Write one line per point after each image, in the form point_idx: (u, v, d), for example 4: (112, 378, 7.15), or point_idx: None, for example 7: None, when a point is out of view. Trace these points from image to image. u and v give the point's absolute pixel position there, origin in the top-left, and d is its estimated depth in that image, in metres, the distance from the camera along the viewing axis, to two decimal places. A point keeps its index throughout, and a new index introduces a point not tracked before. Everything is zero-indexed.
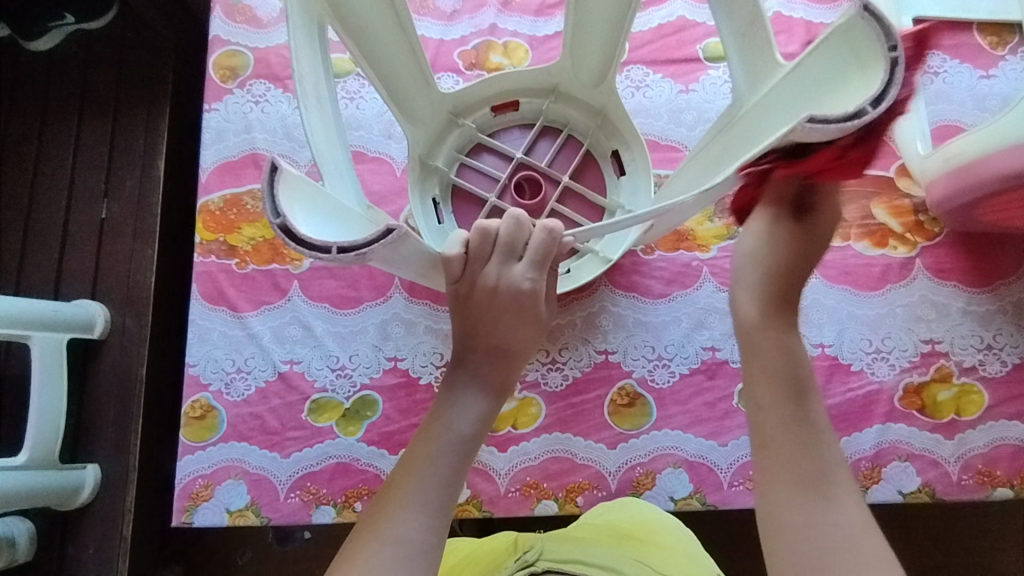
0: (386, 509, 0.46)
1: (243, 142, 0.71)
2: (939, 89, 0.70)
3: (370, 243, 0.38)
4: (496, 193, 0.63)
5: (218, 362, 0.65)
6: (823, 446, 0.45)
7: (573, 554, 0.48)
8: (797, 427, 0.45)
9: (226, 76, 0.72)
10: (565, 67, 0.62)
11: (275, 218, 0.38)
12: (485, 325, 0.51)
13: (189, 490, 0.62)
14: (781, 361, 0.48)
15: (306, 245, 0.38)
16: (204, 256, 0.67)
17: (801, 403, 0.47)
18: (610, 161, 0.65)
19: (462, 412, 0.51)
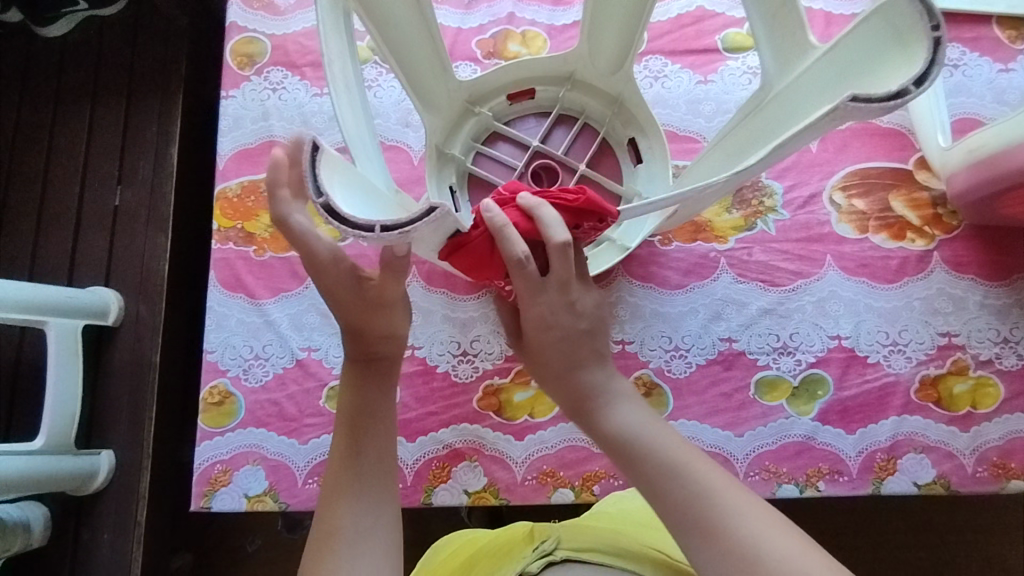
0: (329, 508, 0.47)
1: (260, 130, 0.71)
2: (958, 82, 0.69)
3: (414, 222, 0.38)
4: (512, 181, 0.63)
5: (236, 348, 0.65)
6: (692, 464, 0.44)
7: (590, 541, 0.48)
8: (660, 476, 0.44)
9: (243, 63, 0.72)
10: (582, 55, 0.62)
11: (317, 198, 0.37)
12: (361, 317, 0.50)
13: (208, 475, 0.62)
14: (603, 418, 0.48)
15: (349, 224, 0.37)
16: (222, 243, 0.67)
17: (644, 440, 0.46)
18: (627, 150, 0.65)
19: (352, 400, 0.51)
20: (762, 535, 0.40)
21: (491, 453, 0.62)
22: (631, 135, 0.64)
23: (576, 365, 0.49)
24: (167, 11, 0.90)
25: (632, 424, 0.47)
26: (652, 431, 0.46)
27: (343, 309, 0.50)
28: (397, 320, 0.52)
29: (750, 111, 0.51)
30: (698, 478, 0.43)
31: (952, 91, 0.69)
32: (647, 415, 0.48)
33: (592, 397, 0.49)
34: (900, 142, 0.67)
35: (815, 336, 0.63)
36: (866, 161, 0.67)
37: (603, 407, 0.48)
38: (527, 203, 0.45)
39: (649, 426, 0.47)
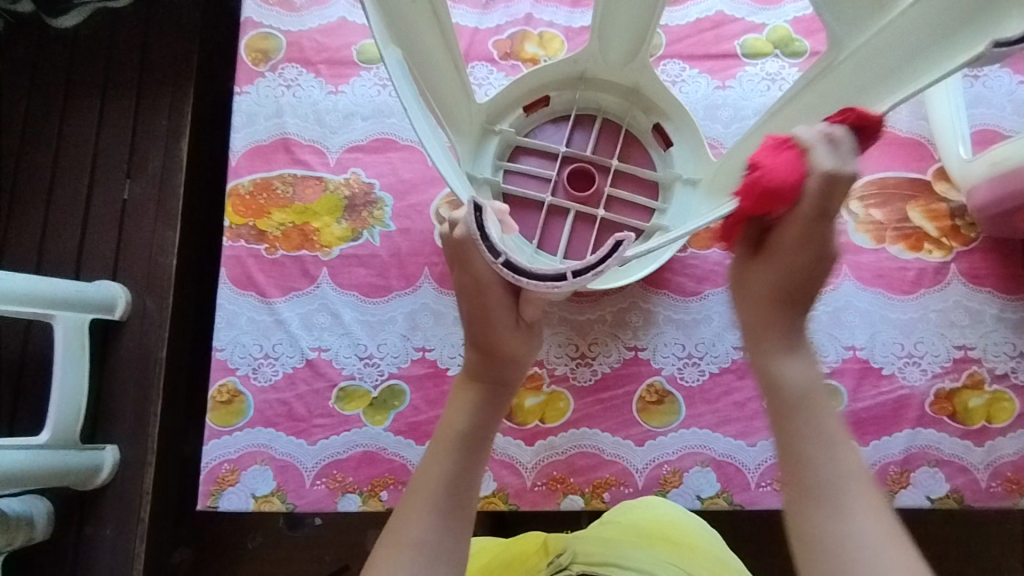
0: (402, 514, 0.45)
1: (273, 127, 0.70)
2: (979, 93, 0.69)
3: (603, 262, 0.39)
4: (550, 193, 0.63)
5: (246, 347, 0.64)
6: (842, 449, 0.41)
7: (608, 557, 0.49)
8: (820, 440, 0.41)
9: (258, 59, 0.72)
10: (594, 55, 0.61)
11: (496, 259, 0.40)
12: (482, 331, 0.49)
13: (215, 474, 0.61)
14: (794, 367, 0.44)
15: (534, 276, 0.40)
16: (233, 240, 0.67)
17: (809, 407, 0.43)
18: (653, 136, 0.64)
19: (461, 410, 0.49)
20: (878, 548, 0.38)
21: (500, 458, 0.61)
22: (658, 122, 0.64)
23: (797, 302, 0.45)
24: (180, 5, 0.89)
25: (808, 380, 0.44)
26: (818, 399, 0.43)
27: (471, 320, 0.49)
28: (518, 342, 0.50)
29: (819, 74, 0.48)
30: (842, 464, 0.41)
31: (972, 101, 0.69)
32: (820, 381, 0.44)
33: (785, 334, 0.45)
34: (919, 152, 0.67)
35: (830, 346, 0.63)
36: (884, 171, 0.66)
37: (779, 353, 0.45)
38: (807, 138, 0.41)
39: (817, 394, 0.43)
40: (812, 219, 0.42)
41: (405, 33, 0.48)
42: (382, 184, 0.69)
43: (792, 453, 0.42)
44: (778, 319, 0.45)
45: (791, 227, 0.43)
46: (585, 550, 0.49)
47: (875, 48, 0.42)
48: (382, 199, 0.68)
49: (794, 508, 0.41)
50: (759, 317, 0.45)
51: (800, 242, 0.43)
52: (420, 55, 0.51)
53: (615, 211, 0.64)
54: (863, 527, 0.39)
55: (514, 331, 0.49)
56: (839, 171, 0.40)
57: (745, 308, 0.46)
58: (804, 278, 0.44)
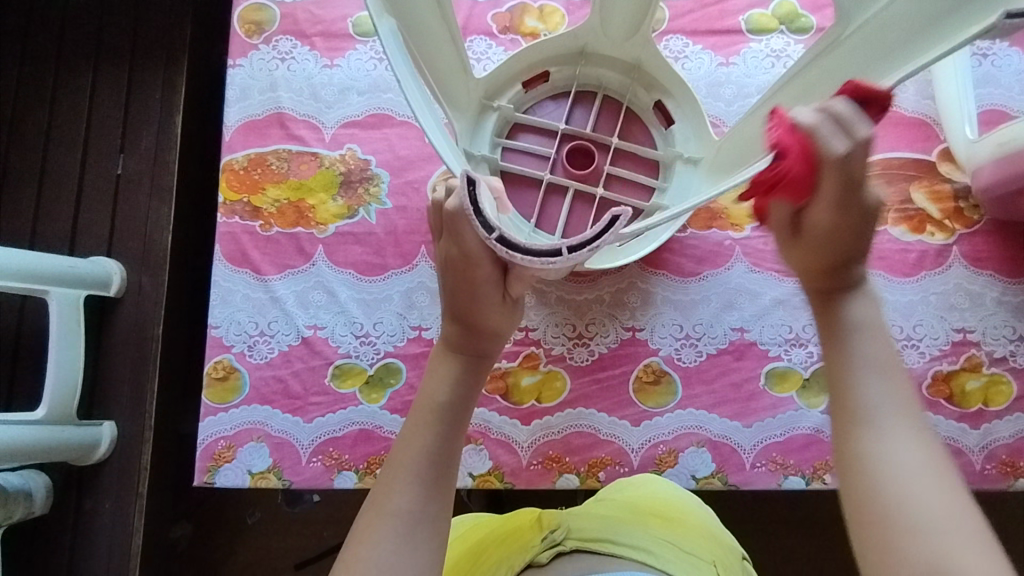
0: (385, 484, 0.44)
1: (268, 101, 0.69)
2: (987, 73, 0.67)
3: (597, 238, 0.38)
4: (549, 171, 0.62)
5: (241, 324, 0.64)
6: (890, 380, 0.38)
7: (603, 533, 0.49)
8: (869, 368, 0.39)
9: (251, 31, 0.71)
10: (594, 30, 0.60)
11: (490, 234, 0.40)
12: (464, 303, 0.49)
13: (211, 450, 0.62)
14: (857, 312, 0.41)
15: (528, 252, 0.39)
16: (228, 216, 0.66)
17: (865, 335, 0.40)
18: (654, 113, 0.64)
19: (440, 381, 0.49)
20: (926, 480, 0.35)
21: (496, 436, 0.61)
22: (659, 98, 0.63)
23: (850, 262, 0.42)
24: None
25: (866, 318, 0.41)
26: (878, 334, 0.40)
27: (454, 293, 0.49)
28: (499, 315, 0.50)
29: (825, 48, 0.47)
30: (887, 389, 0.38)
31: (980, 81, 0.67)
32: (882, 325, 0.41)
33: (841, 283, 0.42)
34: (924, 133, 0.66)
35: None
36: (888, 151, 0.65)
37: (841, 300, 0.42)
38: (810, 118, 0.37)
39: (879, 332, 0.40)
40: (845, 189, 0.38)
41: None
42: (378, 160, 0.68)
43: (836, 372, 0.40)
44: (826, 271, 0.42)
45: (821, 212, 0.40)
46: (581, 527, 0.50)
47: (882, 24, 0.41)
48: (378, 175, 0.67)
49: (840, 433, 0.38)
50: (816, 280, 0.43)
51: (839, 214, 0.40)
52: (415, 23, 0.49)
53: (615, 190, 0.63)
54: (908, 459, 0.36)
55: (497, 304, 0.49)
56: (852, 149, 0.37)
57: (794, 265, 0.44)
58: (848, 246, 0.41)
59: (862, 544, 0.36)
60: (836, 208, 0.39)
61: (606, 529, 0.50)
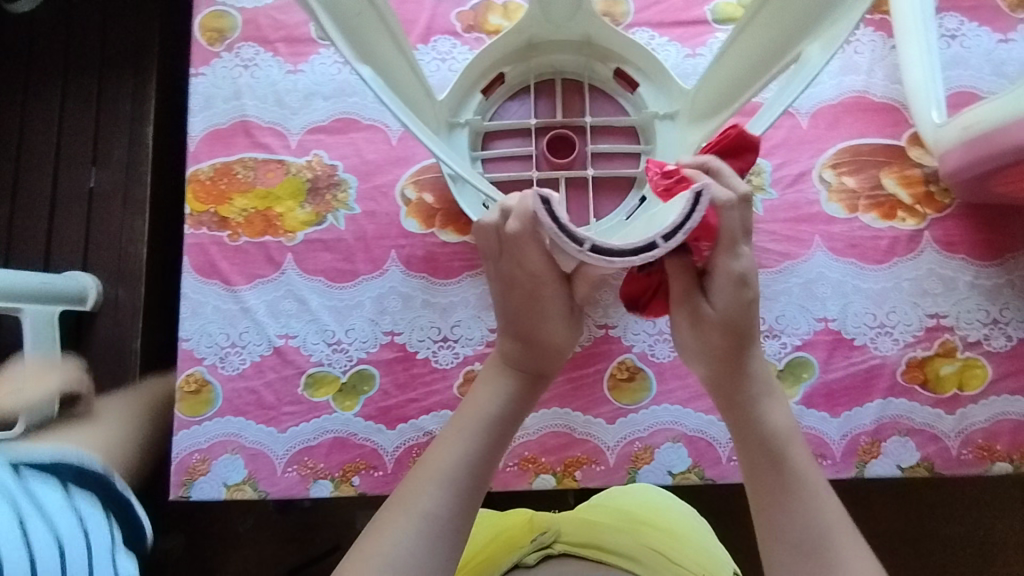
0: (411, 488, 0.46)
1: (232, 110, 0.68)
2: (956, 54, 0.67)
3: (686, 218, 0.39)
4: (536, 167, 0.62)
5: (212, 336, 0.64)
6: (814, 493, 0.45)
7: (592, 539, 0.56)
8: (787, 485, 0.45)
9: (213, 38, 0.70)
10: (537, 19, 0.59)
11: (581, 247, 0.40)
12: (526, 321, 0.50)
13: (186, 464, 0.61)
14: (773, 420, 0.48)
15: (627, 253, 0.39)
16: (195, 228, 0.66)
17: (789, 451, 0.47)
18: (618, 82, 0.63)
19: (491, 394, 0.50)
20: None
21: None
22: (619, 67, 0.63)
23: (747, 349, 0.48)
24: None
25: (781, 427, 0.48)
26: (795, 444, 0.47)
27: (515, 311, 0.50)
28: (560, 332, 0.51)
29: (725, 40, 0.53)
30: (816, 511, 0.44)
31: (949, 63, 0.67)
32: (793, 425, 0.48)
33: (748, 393, 0.48)
34: (893, 118, 0.65)
35: (801, 317, 0.62)
36: (858, 138, 0.65)
37: (756, 408, 0.48)
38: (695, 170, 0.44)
39: (794, 439, 0.47)
40: (729, 258, 0.46)
41: (357, 16, 0.47)
42: (345, 166, 0.67)
43: (764, 499, 0.46)
44: (732, 378, 0.49)
45: (716, 299, 0.47)
46: (573, 532, 0.57)
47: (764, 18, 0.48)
48: (345, 181, 0.66)
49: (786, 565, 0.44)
50: (719, 376, 0.49)
51: (735, 301, 0.47)
52: (372, 54, 0.48)
53: (604, 166, 0.63)
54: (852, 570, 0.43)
55: (558, 325, 0.50)
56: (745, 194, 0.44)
57: (706, 365, 0.49)
58: (742, 331, 0.47)
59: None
60: (738, 290, 0.46)
61: (596, 536, 0.57)
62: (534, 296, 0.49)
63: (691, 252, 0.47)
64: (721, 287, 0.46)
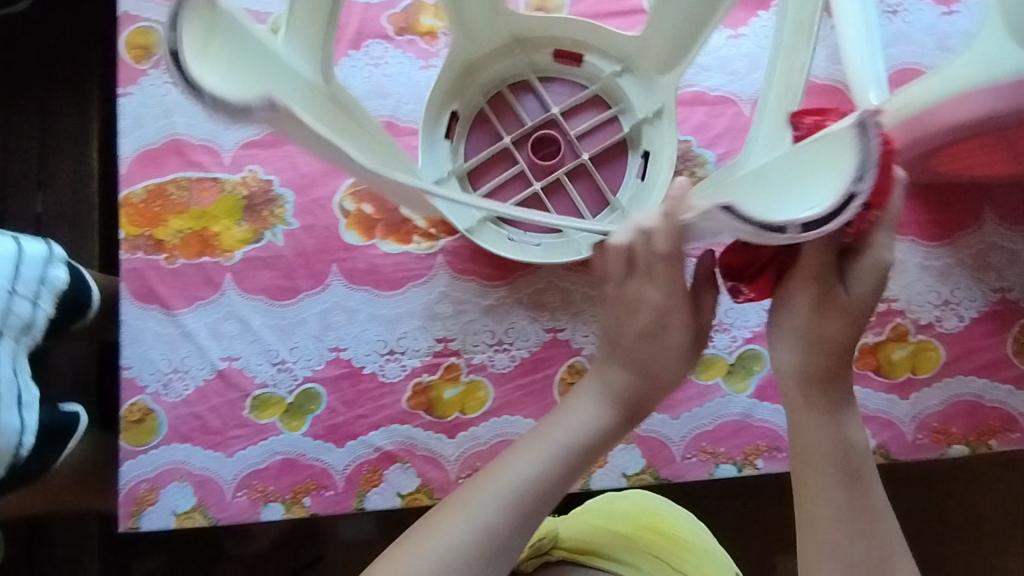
0: (474, 490, 0.49)
1: (162, 128, 0.66)
2: (898, 30, 0.66)
3: (868, 149, 0.32)
4: (537, 176, 0.61)
5: (154, 363, 0.62)
6: (879, 524, 0.47)
7: (590, 545, 0.62)
8: (857, 510, 0.47)
9: (140, 56, 0.68)
10: (461, 43, 0.58)
11: (784, 233, 0.33)
12: (639, 347, 0.50)
13: (133, 495, 0.60)
14: (854, 445, 0.48)
15: (833, 215, 0.33)
16: (130, 253, 0.64)
17: (867, 480, 0.48)
18: (563, 62, 0.62)
19: (581, 416, 0.51)
20: None
21: (423, 453, 0.60)
22: (555, 48, 0.61)
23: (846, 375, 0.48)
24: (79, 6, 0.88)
25: (862, 456, 0.48)
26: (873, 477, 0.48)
27: (620, 323, 0.51)
28: (673, 365, 0.50)
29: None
30: (878, 540, 0.47)
31: (891, 40, 0.65)
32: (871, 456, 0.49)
33: (839, 416, 0.48)
34: (836, 100, 0.64)
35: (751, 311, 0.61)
36: None
37: (845, 431, 0.48)
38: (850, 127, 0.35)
39: (872, 470, 0.49)
40: (883, 241, 0.43)
41: (332, 112, 0.45)
42: (281, 180, 0.65)
43: (828, 514, 0.47)
44: (831, 397, 0.48)
45: (856, 287, 0.45)
46: (571, 540, 0.63)
47: None
48: (282, 196, 0.65)
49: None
50: (807, 383, 0.48)
51: (860, 292, 0.45)
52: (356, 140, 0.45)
53: (594, 141, 0.62)
54: None
55: (667, 355, 0.50)
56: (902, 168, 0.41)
57: (802, 358, 0.48)
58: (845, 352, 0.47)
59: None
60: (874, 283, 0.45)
61: (595, 543, 0.63)
62: (654, 323, 0.49)
63: (841, 231, 0.42)
64: (862, 273, 0.44)
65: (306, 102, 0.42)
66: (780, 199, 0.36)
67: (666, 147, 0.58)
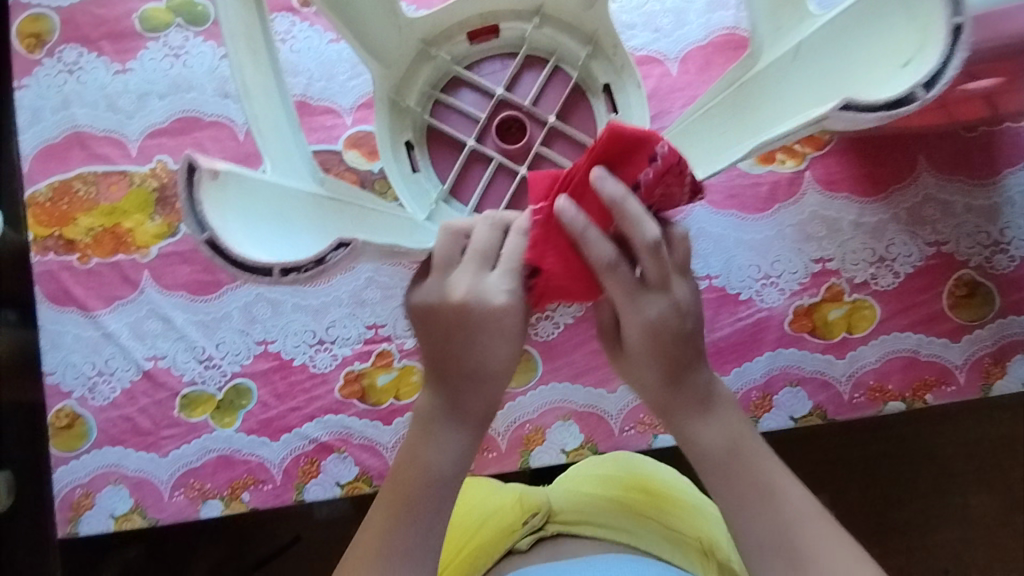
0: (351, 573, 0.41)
1: (63, 121, 0.63)
2: None
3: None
4: (520, 161, 0.57)
5: (78, 367, 0.61)
6: (775, 489, 0.42)
7: (583, 514, 0.52)
8: (746, 487, 0.42)
9: (32, 45, 0.63)
10: (381, 73, 0.54)
11: (926, 92, 0.37)
12: (459, 345, 0.43)
13: (70, 500, 0.59)
14: (716, 432, 0.44)
15: (950, 54, 0.37)
16: (42, 255, 0.61)
17: (742, 454, 0.43)
18: (480, 40, 0.58)
19: (439, 450, 0.43)
20: None
21: (359, 441, 0.60)
22: (466, 32, 0.58)
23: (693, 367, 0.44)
24: None
25: (726, 434, 0.44)
26: (746, 448, 0.43)
27: (434, 332, 0.44)
28: (502, 354, 0.43)
29: None
30: (779, 506, 0.41)
31: None
32: (740, 425, 0.45)
33: (694, 400, 0.44)
34: None
35: None
36: None
37: (693, 416, 0.44)
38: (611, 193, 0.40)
39: (741, 443, 0.44)
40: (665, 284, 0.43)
41: (341, 207, 0.45)
42: None
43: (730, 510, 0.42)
44: (683, 392, 0.44)
45: (631, 329, 0.43)
46: (561, 510, 0.53)
47: None
48: None
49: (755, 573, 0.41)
50: (664, 400, 0.45)
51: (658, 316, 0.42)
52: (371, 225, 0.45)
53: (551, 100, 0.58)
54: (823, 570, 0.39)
55: (508, 351, 0.43)
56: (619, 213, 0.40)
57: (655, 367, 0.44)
58: (689, 350, 0.44)
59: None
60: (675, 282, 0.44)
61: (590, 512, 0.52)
62: (483, 316, 0.42)
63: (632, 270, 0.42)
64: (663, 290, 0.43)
65: (323, 209, 0.44)
66: (863, 78, 0.41)
67: (623, 69, 0.55)
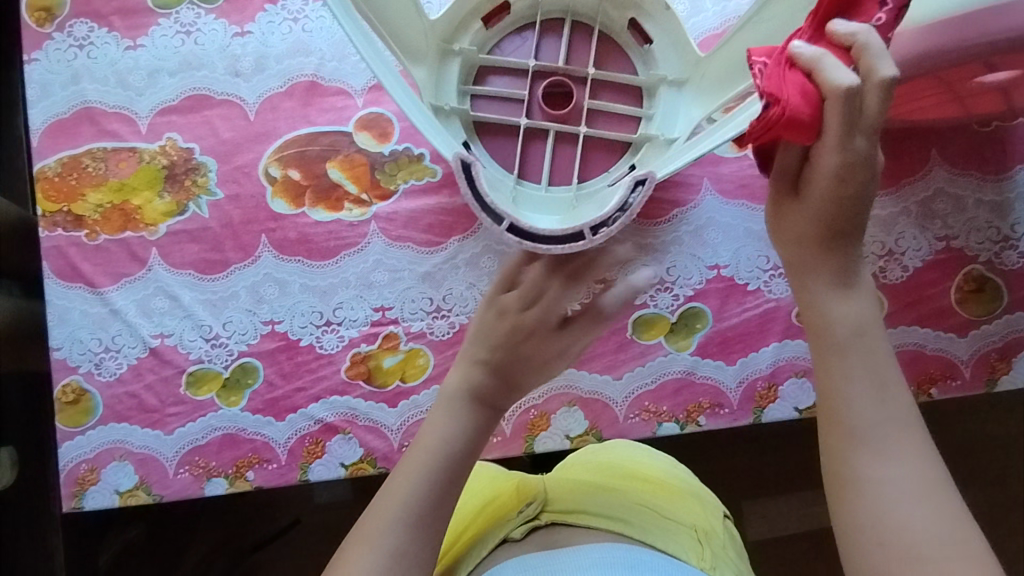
0: (364, 534, 0.42)
1: (73, 96, 0.62)
2: None
3: None
4: (581, 122, 0.57)
5: (84, 343, 0.60)
6: (889, 388, 0.38)
7: (577, 504, 0.51)
8: (870, 375, 0.38)
9: (41, 18, 0.63)
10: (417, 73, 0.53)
11: None
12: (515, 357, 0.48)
13: (74, 475, 0.59)
14: (856, 308, 0.39)
15: None
16: (49, 230, 0.61)
17: (863, 345, 0.39)
18: (494, 22, 0.58)
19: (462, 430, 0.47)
20: (917, 495, 0.36)
21: (364, 423, 0.60)
22: (479, 17, 0.57)
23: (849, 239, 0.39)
24: None
25: (860, 317, 0.39)
26: (872, 339, 0.39)
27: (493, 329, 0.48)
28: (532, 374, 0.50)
29: None
30: (882, 405, 0.38)
31: None
32: (874, 317, 0.39)
33: (835, 271, 0.40)
34: None
35: (693, 268, 0.60)
36: None
37: (829, 287, 0.40)
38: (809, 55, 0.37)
39: (871, 331, 0.39)
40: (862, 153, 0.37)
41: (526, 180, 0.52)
42: (202, 147, 0.62)
43: (824, 392, 0.39)
44: (826, 258, 0.40)
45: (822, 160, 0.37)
46: (557, 499, 0.52)
47: None
48: (205, 164, 0.62)
49: (831, 453, 0.38)
50: (805, 256, 0.41)
51: (850, 156, 0.37)
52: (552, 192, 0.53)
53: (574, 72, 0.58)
54: (902, 473, 0.36)
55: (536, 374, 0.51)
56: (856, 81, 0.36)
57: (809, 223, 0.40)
58: (849, 217, 0.39)
59: (852, 558, 0.37)
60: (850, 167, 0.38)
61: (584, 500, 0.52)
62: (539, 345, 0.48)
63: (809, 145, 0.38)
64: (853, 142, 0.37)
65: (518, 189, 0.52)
66: None
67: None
